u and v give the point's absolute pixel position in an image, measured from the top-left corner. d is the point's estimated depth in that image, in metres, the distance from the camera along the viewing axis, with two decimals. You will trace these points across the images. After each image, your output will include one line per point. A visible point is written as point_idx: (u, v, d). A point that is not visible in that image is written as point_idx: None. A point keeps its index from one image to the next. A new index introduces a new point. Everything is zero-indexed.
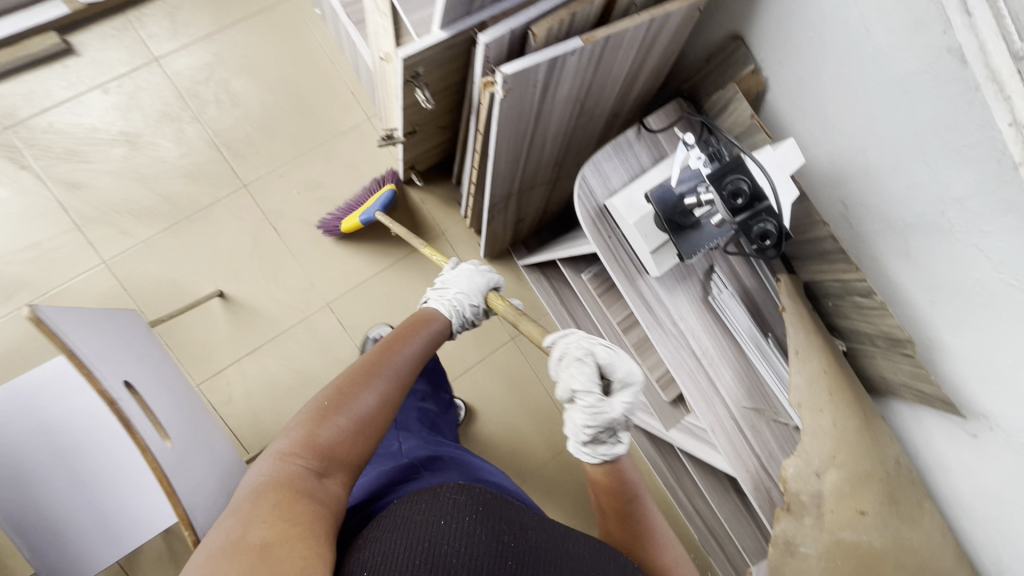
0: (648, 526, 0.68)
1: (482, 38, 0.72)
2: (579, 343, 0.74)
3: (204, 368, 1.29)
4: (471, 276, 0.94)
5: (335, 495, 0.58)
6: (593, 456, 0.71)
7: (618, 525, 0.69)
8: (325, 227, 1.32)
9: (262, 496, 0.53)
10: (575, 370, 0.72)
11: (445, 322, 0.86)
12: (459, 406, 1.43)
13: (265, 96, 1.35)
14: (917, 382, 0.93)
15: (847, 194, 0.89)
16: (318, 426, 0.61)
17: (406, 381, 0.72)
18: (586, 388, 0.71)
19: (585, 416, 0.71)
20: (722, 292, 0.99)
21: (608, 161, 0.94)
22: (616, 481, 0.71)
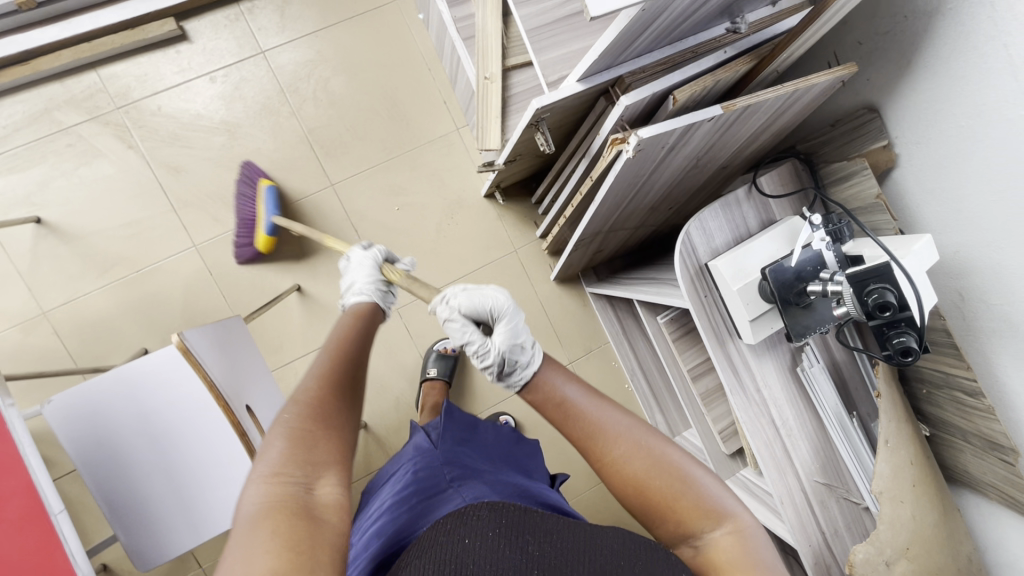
0: (592, 419, 0.59)
1: (623, 99, 0.71)
2: (457, 296, 0.74)
3: (274, 358, 1.33)
4: (362, 262, 0.82)
5: (334, 504, 0.48)
6: (511, 383, 0.65)
7: (567, 430, 0.60)
8: (238, 254, 1.25)
9: (254, 529, 0.43)
10: (456, 322, 0.73)
11: (363, 306, 0.75)
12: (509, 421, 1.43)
13: (361, 97, 1.36)
14: (1010, 487, 0.89)
15: (966, 287, 0.84)
16: (295, 439, 0.50)
17: (358, 375, 0.62)
18: (461, 336, 0.72)
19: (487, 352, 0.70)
20: (812, 365, 0.96)
21: (714, 219, 0.92)
22: (547, 398, 0.62)
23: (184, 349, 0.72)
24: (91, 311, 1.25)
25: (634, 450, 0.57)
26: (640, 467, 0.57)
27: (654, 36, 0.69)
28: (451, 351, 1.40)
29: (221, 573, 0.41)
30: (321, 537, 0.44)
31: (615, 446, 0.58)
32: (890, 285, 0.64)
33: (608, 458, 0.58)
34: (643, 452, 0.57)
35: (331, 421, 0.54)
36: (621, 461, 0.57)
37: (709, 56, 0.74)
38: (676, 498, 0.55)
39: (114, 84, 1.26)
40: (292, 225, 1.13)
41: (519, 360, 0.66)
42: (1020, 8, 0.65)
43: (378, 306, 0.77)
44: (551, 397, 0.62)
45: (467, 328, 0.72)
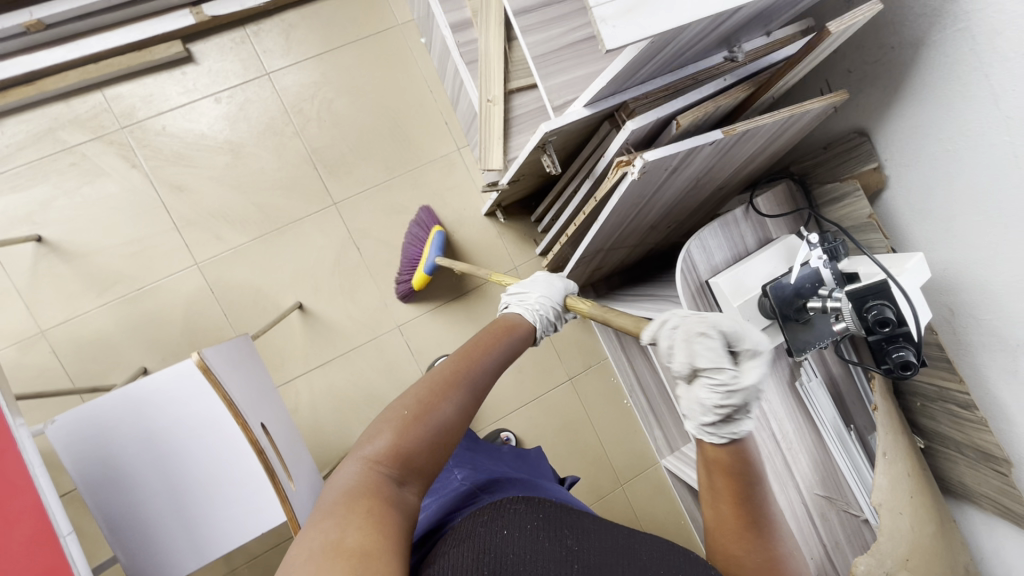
0: (769, 513, 0.56)
1: (629, 123, 0.74)
2: (693, 315, 0.62)
3: (275, 376, 1.33)
4: (549, 282, 0.87)
5: (414, 505, 0.52)
6: (719, 436, 0.57)
7: (731, 505, 0.56)
8: (399, 292, 1.36)
9: (349, 504, 0.48)
10: (698, 341, 0.60)
11: (530, 326, 0.77)
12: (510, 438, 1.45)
13: (364, 118, 1.39)
14: (1005, 498, 0.92)
15: (956, 303, 0.88)
16: (403, 433, 0.54)
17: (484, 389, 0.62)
18: (712, 367, 0.59)
19: (712, 389, 0.59)
20: (810, 379, 0.99)
21: (714, 238, 0.95)
22: (734, 463, 0.57)
23: (204, 367, 0.73)
24: (90, 330, 1.24)
25: (775, 561, 0.54)
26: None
27: (658, 64, 0.72)
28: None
29: (314, 533, 0.46)
30: (402, 533, 0.48)
31: (759, 546, 0.55)
32: (888, 302, 0.67)
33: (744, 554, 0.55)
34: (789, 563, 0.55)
35: (443, 429, 0.56)
36: (754, 558, 0.55)
37: (709, 83, 0.78)
38: None
39: (119, 104, 1.27)
40: (449, 263, 1.23)
41: (741, 417, 0.57)
42: (1000, 42, 0.70)
43: (534, 329, 0.77)
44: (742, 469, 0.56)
45: (723, 358, 0.59)
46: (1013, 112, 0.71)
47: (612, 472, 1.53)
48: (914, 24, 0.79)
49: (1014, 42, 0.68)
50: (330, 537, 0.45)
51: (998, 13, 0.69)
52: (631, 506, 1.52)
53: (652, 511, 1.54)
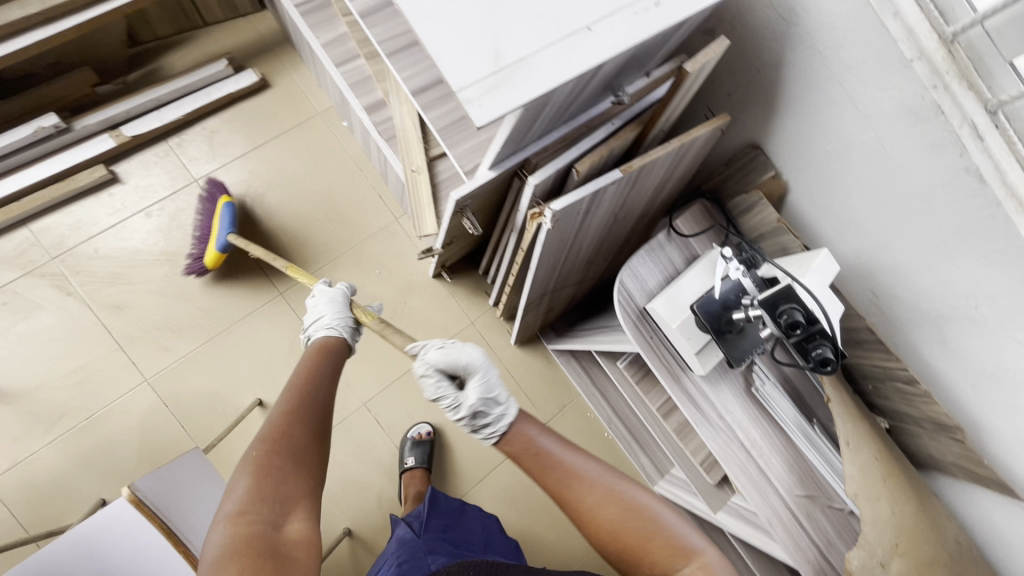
0: (569, 467, 0.68)
1: (531, 179, 0.79)
2: (432, 351, 0.80)
3: None
4: (331, 298, 0.91)
5: (299, 534, 0.55)
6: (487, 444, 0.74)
7: (539, 477, 0.69)
8: (189, 267, 1.28)
9: (225, 564, 0.50)
10: (428, 380, 0.80)
11: (326, 344, 0.84)
12: None
13: (299, 206, 1.41)
14: (969, 463, 0.93)
15: (877, 286, 0.93)
16: (259, 475, 0.58)
17: (328, 404, 0.70)
18: (445, 394, 0.80)
19: (456, 412, 0.78)
20: (764, 383, 1.01)
21: (643, 265, 0.99)
22: (524, 448, 0.71)
23: (136, 500, 0.81)
24: (40, 471, 1.19)
25: (614, 501, 0.66)
26: (619, 510, 0.65)
27: (547, 123, 0.77)
28: (425, 435, 1.38)
29: None
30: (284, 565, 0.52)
31: (592, 493, 0.67)
32: (798, 304, 0.71)
33: (580, 501, 0.67)
34: (624, 495, 0.66)
35: (295, 453, 0.62)
36: (596, 508, 0.66)
37: (599, 128, 0.83)
38: (653, 542, 0.63)
39: (48, 236, 1.27)
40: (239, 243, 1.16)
41: (491, 430, 0.74)
42: (843, 53, 0.77)
43: (344, 345, 0.85)
44: (531, 448, 0.71)
45: (444, 387, 0.80)
46: (871, 111, 0.78)
47: None
48: (770, 47, 0.87)
49: (854, 52, 0.76)
50: None
51: (834, 30, 0.77)
52: None
53: None
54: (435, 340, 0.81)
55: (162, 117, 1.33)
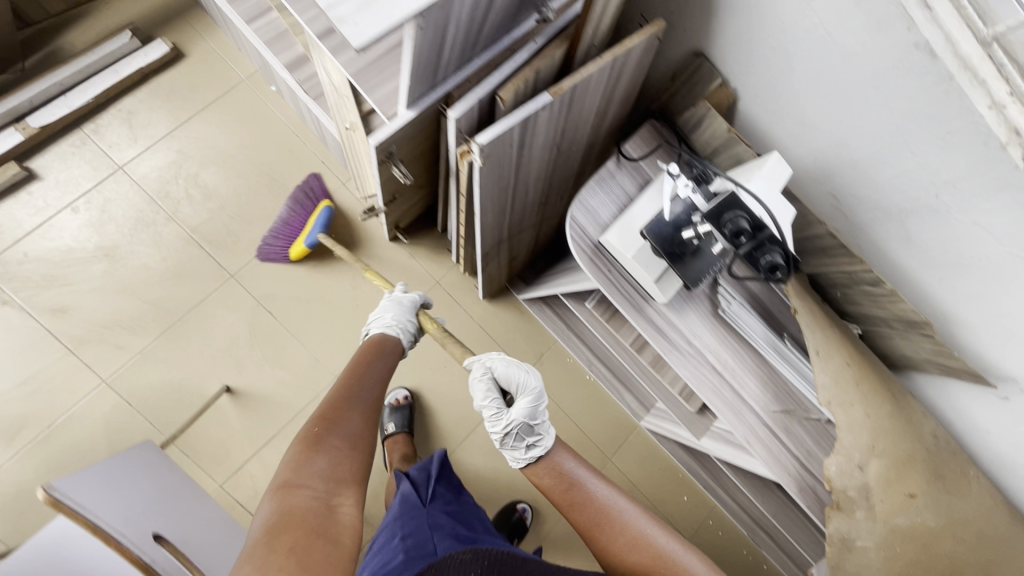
0: (601, 501, 0.82)
1: (452, 112, 0.72)
2: (489, 363, 0.96)
3: (224, 467, 1.27)
4: (403, 302, 1.05)
5: (348, 514, 0.60)
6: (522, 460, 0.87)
7: (574, 513, 0.83)
8: (262, 251, 1.31)
9: (278, 528, 0.55)
10: (481, 388, 0.95)
11: (394, 344, 0.94)
12: (527, 507, 1.42)
13: (236, 182, 1.33)
14: (940, 357, 0.92)
15: (836, 187, 0.89)
16: (311, 452, 0.64)
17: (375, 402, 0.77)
18: (492, 406, 0.95)
19: (497, 426, 0.93)
20: (731, 303, 0.97)
21: (594, 197, 0.94)
22: (557, 474, 0.85)
23: (53, 499, 0.72)
24: (8, 486, 1.16)
25: (637, 536, 0.79)
26: (645, 549, 0.78)
27: (460, 48, 0.70)
28: (403, 401, 1.40)
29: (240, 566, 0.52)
30: (331, 537, 0.56)
31: (620, 532, 0.80)
32: (741, 211, 0.68)
33: (608, 543, 0.80)
34: (649, 536, 0.79)
35: (346, 439, 0.68)
36: (624, 549, 0.78)
37: (522, 49, 0.76)
38: None
39: None
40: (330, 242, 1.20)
41: (532, 444, 0.88)
42: None
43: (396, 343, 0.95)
44: (561, 477, 0.85)
45: (493, 401, 0.95)
46: None
47: (596, 448, 1.54)
48: None
49: None
50: (258, 555, 0.52)
51: None
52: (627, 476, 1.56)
53: (648, 477, 1.58)
54: (493, 354, 0.97)
55: (69, 102, 1.23)
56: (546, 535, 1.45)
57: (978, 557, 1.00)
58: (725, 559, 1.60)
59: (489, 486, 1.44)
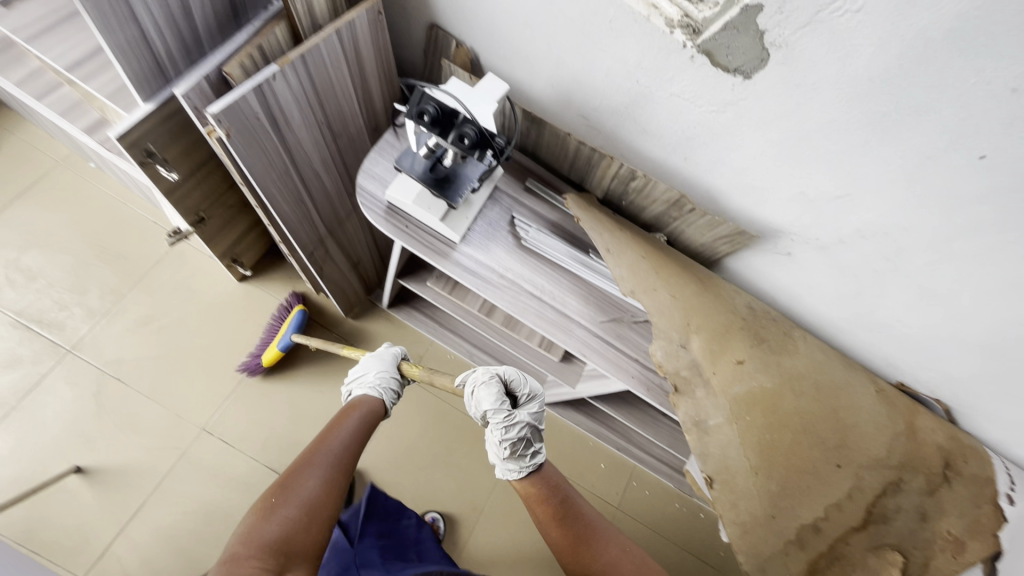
0: (585, 525, 0.89)
1: (179, 91, 0.77)
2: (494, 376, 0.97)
3: (84, 557, 1.15)
4: (385, 357, 1.07)
5: None
6: (525, 466, 0.91)
7: (560, 529, 0.88)
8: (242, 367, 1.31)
9: None
10: (492, 394, 0.94)
11: (373, 399, 0.99)
12: (437, 516, 1.37)
13: (65, 258, 1.34)
14: (717, 228, 1.03)
15: (578, 106, 1.01)
16: (266, 521, 0.70)
17: (341, 460, 0.82)
18: (501, 410, 0.94)
19: (503, 434, 0.92)
20: (529, 232, 1.05)
21: (377, 165, 1.01)
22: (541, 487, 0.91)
23: None
24: None
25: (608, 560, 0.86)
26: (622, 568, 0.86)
27: (172, 35, 0.77)
28: None
29: None
30: None
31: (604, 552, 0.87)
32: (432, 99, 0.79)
33: (585, 562, 0.86)
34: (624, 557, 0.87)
35: (304, 504, 0.74)
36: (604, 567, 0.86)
37: (243, 36, 0.86)
38: None
39: None
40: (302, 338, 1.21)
41: (535, 453, 0.93)
42: None
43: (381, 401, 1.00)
44: (554, 493, 0.91)
45: (502, 407, 0.94)
46: None
47: None
48: None
49: None
50: None
51: None
52: None
53: (560, 452, 1.58)
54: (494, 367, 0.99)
55: None
56: (465, 538, 1.39)
57: (821, 406, 1.06)
58: (659, 515, 1.58)
59: None
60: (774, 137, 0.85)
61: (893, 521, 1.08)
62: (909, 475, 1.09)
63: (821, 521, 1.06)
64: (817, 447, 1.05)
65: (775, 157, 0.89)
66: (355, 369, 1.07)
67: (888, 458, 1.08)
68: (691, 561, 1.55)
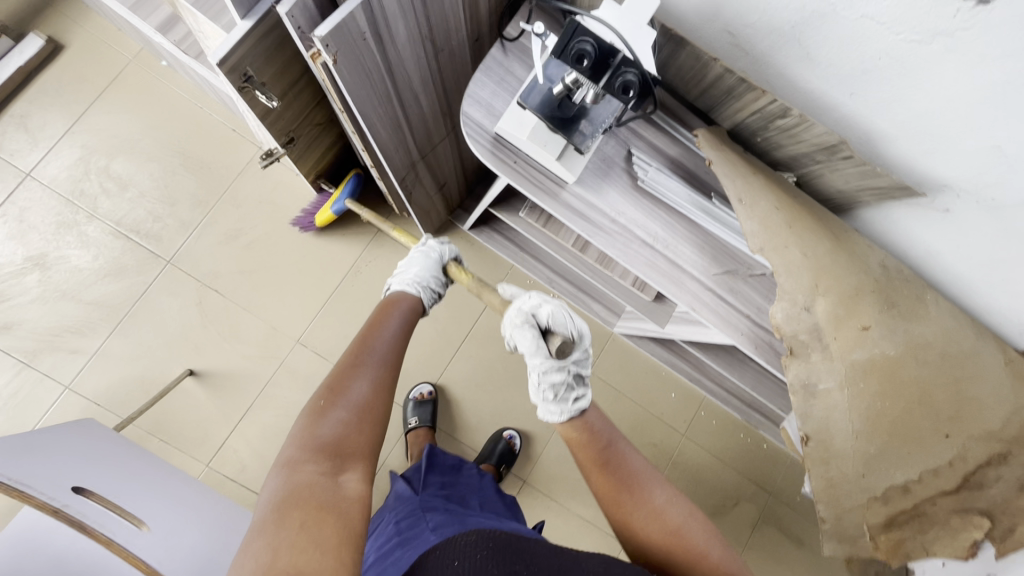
0: (628, 473, 0.80)
1: (283, 8, 0.67)
2: (534, 308, 0.90)
3: (206, 448, 1.28)
4: (427, 256, 1.03)
5: (354, 484, 0.61)
6: (565, 412, 0.87)
7: (601, 475, 0.81)
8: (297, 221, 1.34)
9: (285, 508, 0.56)
10: (526, 332, 0.89)
11: (414, 298, 0.98)
12: (514, 435, 1.44)
13: (152, 167, 1.32)
14: (870, 179, 0.89)
15: (728, 22, 0.84)
16: (319, 424, 0.67)
17: (384, 368, 0.79)
18: (538, 351, 0.89)
19: (542, 377, 0.89)
20: (648, 171, 0.94)
21: (484, 88, 0.89)
22: (581, 432, 0.86)
23: None
24: None
25: (653, 506, 0.77)
26: (661, 521, 0.76)
27: None
28: (427, 395, 1.41)
29: (253, 545, 0.53)
30: (337, 512, 0.57)
31: (641, 503, 0.78)
32: (587, 37, 0.67)
33: (628, 513, 0.77)
34: (666, 512, 0.76)
35: (354, 409, 0.70)
36: (644, 521, 0.76)
37: None
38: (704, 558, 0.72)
39: None
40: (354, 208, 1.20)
41: (578, 397, 0.88)
42: None
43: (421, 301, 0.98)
44: (593, 440, 0.84)
45: (540, 347, 0.90)
46: None
47: None
48: None
49: None
50: (263, 540, 0.53)
51: None
52: (607, 381, 1.58)
53: (631, 379, 1.60)
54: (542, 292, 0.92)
55: None
56: (538, 453, 1.47)
57: (942, 376, 0.99)
58: (722, 443, 1.62)
59: (473, 418, 1.46)
60: (986, 80, 0.69)
61: (990, 489, 1.03)
62: None
63: (912, 483, 1.03)
64: (929, 417, 1.00)
65: (976, 104, 0.73)
66: (400, 263, 1.05)
67: (1001, 431, 1.02)
68: (748, 486, 1.62)
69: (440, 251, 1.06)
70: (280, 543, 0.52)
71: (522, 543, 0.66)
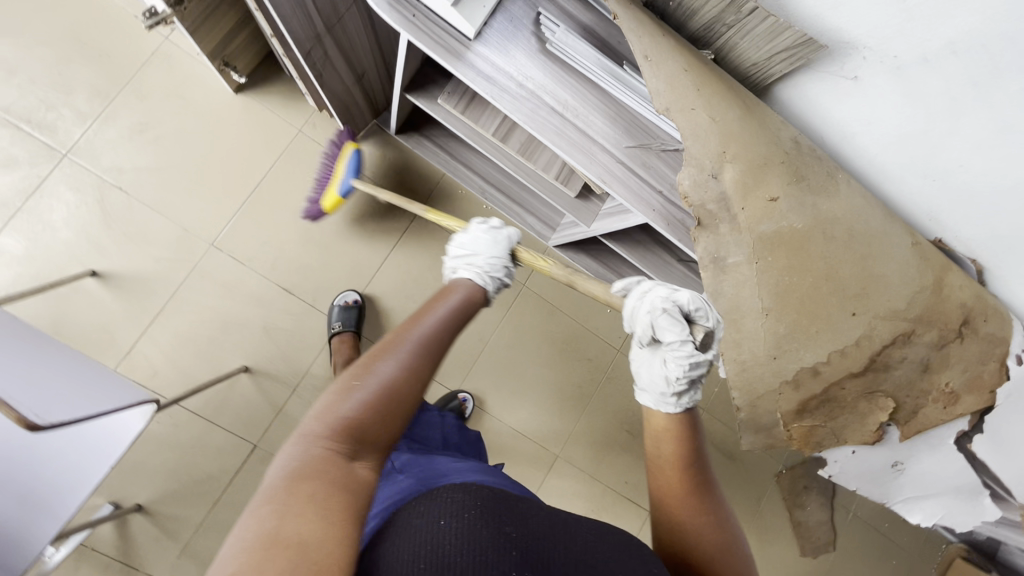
0: (709, 477, 0.76)
1: None
2: (666, 293, 0.92)
3: (114, 352, 1.22)
4: (492, 240, 0.97)
5: (368, 477, 0.51)
6: (681, 403, 0.82)
7: (677, 471, 0.75)
8: (307, 213, 1.28)
9: (293, 486, 0.46)
10: (662, 314, 0.89)
11: (475, 287, 0.88)
12: (467, 397, 1.47)
13: (45, 52, 1.22)
14: (777, 37, 0.88)
15: None
16: (344, 396, 0.56)
17: (434, 348, 0.67)
18: (679, 334, 0.88)
19: (678, 362, 0.86)
20: (556, 32, 0.90)
21: None
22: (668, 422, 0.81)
23: None
24: None
25: (717, 516, 0.72)
26: (722, 532, 0.72)
27: None
28: (353, 301, 1.31)
29: (251, 520, 0.44)
30: (350, 507, 0.47)
31: (710, 507, 0.73)
32: None
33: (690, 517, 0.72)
34: (728, 525, 0.73)
35: (391, 390, 0.58)
36: (705, 529, 0.71)
37: None
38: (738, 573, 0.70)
39: None
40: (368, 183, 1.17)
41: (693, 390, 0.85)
42: None
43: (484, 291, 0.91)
44: (681, 431, 0.80)
45: (682, 334, 0.88)
46: None
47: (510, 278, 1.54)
48: None
49: None
50: (264, 515, 0.44)
51: None
52: (544, 298, 1.57)
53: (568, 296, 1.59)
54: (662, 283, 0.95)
55: None
56: None
57: (849, 254, 0.97)
58: None
59: None
60: None
61: (893, 370, 1.01)
62: (923, 328, 0.99)
63: (822, 365, 0.98)
64: (835, 294, 0.96)
65: None
66: (463, 240, 0.97)
67: (907, 310, 0.98)
68: None
69: (507, 235, 1.00)
70: (282, 529, 0.43)
71: (516, 502, 0.55)
